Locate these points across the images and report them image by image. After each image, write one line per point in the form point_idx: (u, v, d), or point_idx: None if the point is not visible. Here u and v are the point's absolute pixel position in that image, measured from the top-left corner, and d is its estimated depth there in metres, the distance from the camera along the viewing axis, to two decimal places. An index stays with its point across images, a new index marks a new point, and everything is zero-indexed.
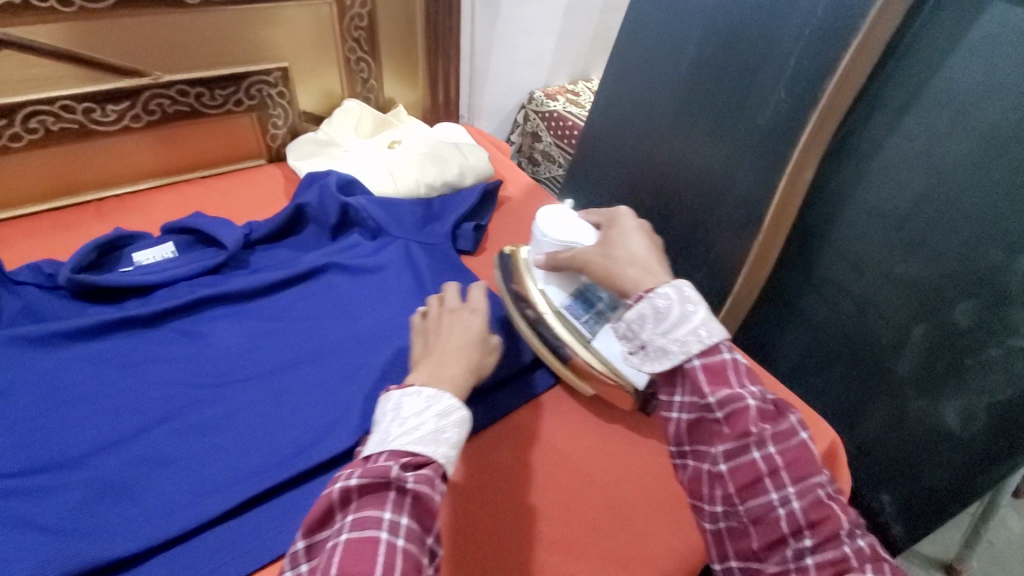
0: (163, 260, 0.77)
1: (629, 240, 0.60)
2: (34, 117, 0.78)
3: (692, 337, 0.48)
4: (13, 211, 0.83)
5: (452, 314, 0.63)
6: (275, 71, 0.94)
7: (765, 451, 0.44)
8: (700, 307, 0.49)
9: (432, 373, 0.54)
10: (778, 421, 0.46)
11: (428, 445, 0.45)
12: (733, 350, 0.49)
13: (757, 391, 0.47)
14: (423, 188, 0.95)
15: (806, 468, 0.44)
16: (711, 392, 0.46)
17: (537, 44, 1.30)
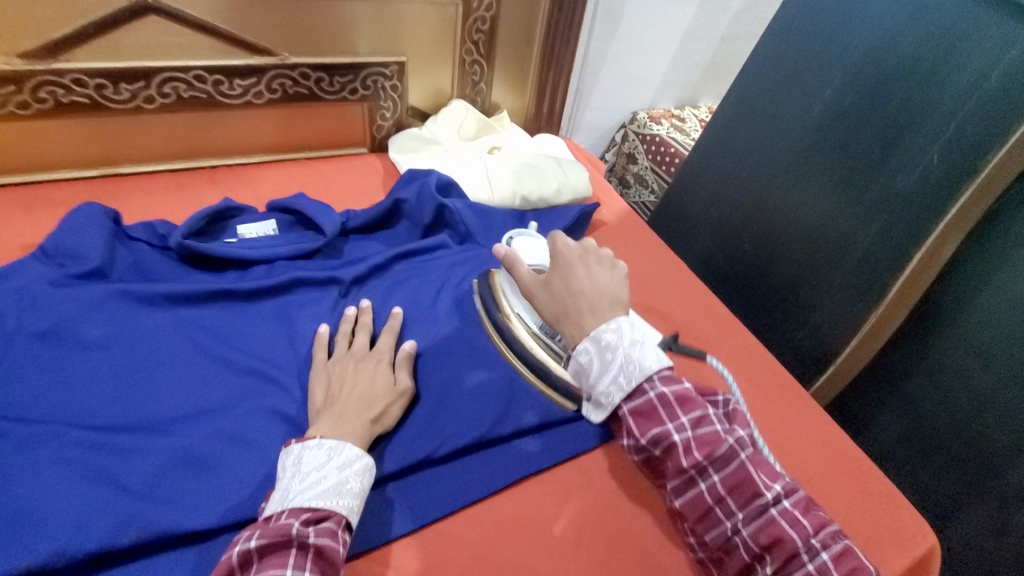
0: (264, 237, 0.79)
1: (581, 271, 0.58)
2: (168, 82, 0.81)
3: (613, 386, 0.52)
4: (136, 166, 0.88)
5: (357, 361, 0.64)
6: (393, 65, 0.95)
7: (708, 481, 0.51)
8: (619, 353, 0.52)
9: (331, 423, 0.56)
10: (716, 447, 0.51)
11: (330, 499, 0.49)
12: (658, 384, 0.52)
13: (691, 419, 0.51)
14: (518, 201, 0.93)
15: (745, 490, 0.50)
16: (642, 434, 0.51)
17: (649, 65, 1.25)
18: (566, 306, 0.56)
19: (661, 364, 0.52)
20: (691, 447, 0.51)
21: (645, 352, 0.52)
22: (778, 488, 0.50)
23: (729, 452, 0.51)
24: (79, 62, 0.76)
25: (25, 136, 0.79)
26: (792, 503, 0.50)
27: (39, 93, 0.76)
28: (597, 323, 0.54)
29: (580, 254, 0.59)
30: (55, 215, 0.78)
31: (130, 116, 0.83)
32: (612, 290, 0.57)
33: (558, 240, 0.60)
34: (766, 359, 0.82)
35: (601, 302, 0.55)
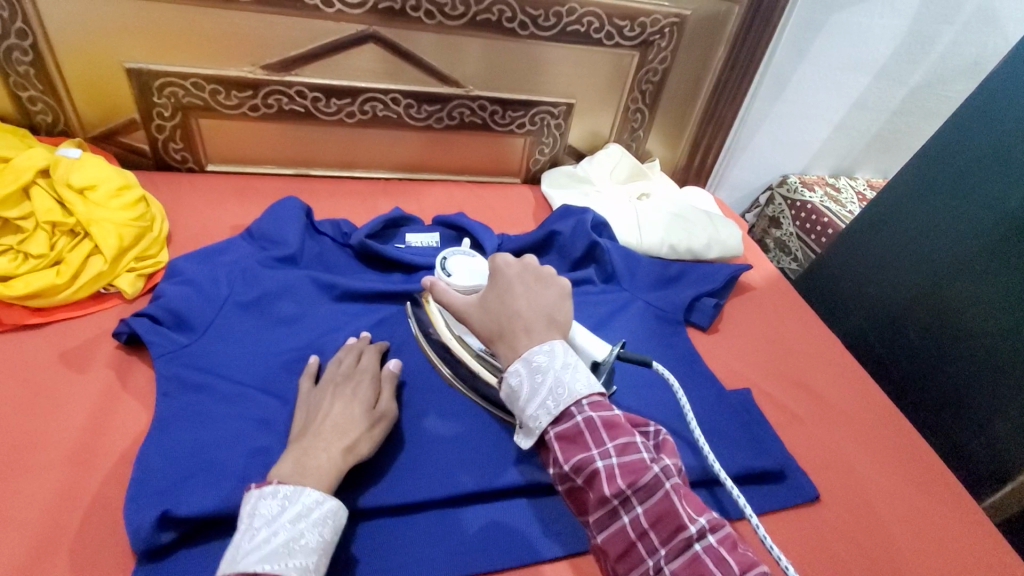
0: (428, 248, 0.85)
1: (518, 289, 0.51)
2: (369, 102, 0.92)
3: (542, 409, 0.45)
4: (325, 170, 0.98)
5: (335, 385, 0.59)
6: (562, 106, 1.01)
7: (630, 513, 0.41)
8: (549, 375, 0.45)
9: (297, 461, 0.50)
10: (643, 472, 0.42)
11: (278, 561, 0.43)
12: (586, 408, 0.44)
13: (617, 444, 0.42)
14: (664, 249, 0.93)
15: (670, 523, 0.40)
16: (564, 460, 0.43)
17: (810, 131, 1.22)
18: (498, 328, 0.50)
19: (593, 389, 0.45)
20: (614, 474, 0.42)
21: (577, 374, 0.46)
22: (704, 521, 0.40)
23: (655, 481, 0.41)
24: (305, 77, 0.88)
25: (248, 133, 0.92)
26: (719, 539, 0.40)
27: (268, 100, 0.88)
28: (530, 345, 0.47)
29: (520, 271, 0.53)
30: (258, 205, 0.89)
31: (332, 128, 0.94)
32: (556, 318, 0.50)
33: (501, 256, 0.54)
34: (932, 460, 0.73)
35: (528, 322, 0.49)
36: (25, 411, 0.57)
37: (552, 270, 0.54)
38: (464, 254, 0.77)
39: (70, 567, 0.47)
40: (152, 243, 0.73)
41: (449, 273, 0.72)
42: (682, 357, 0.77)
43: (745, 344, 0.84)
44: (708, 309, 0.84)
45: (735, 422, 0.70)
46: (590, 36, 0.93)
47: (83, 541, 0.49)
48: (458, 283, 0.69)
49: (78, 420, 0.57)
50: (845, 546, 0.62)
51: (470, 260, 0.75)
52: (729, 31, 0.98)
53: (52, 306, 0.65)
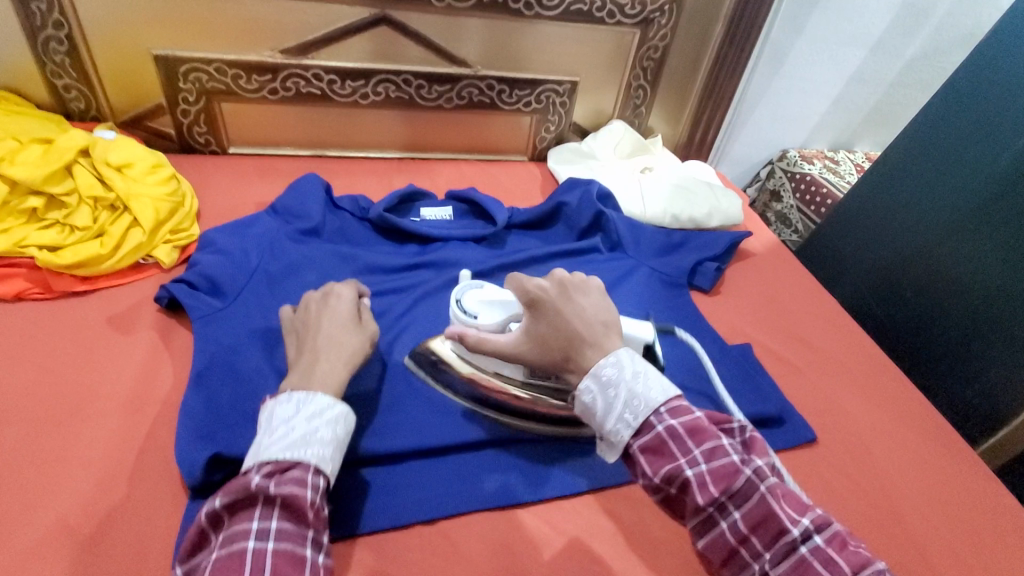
0: (442, 220, 0.90)
1: (567, 305, 0.53)
2: (382, 83, 0.96)
3: (619, 423, 0.47)
4: (340, 150, 1.03)
5: (318, 305, 0.61)
6: (567, 84, 1.05)
7: (729, 518, 0.44)
8: (621, 388, 0.48)
9: (304, 374, 0.53)
10: (734, 478, 0.44)
11: (298, 450, 0.47)
12: (666, 416, 0.47)
13: (704, 451, 0.45)
14: (668, 218, 0.97)
15: (772, 527, 0.43)
16: (654, 473, 0.46)
17: (809, 105, 1.25)
18: (563, 352, 0.53)
19: (667, 395, 0.48)
20: (706, 482, 0.44)
21: (648, 382, 0.48)
22: (805, 521, 0.43)
23: (748, 486, 0.44)
24: (320, 60, 0.92)
25: (267, 116, 0.96)
26: (825, 537, 0.42)
27: (286, 83, 0.93)
28: (597, 358, 0.50)
29: (559, 289, 0.55)
30: (280, 183, 0.93)
31: (346, 110, 0.98)
32: (603, 321, 0.53)
33: (530, 281, 0.55)
34: (924, 405, 0.77)
35: (590, 337, 0.51)
36: (80, 366, 0.62)
37: (580, 274, 0.57)
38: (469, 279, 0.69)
39: (132, 498, 0.53)
40: (185, 217, 0.77)
41: (471, 314, 0.64)
42: (686, 318, 0.81)
43: (747, 305, 0.88)
44: (710, 272, 0.88)
45: (737, 373, 0.74)
46: (592, 14, 0.97)
47: (142, 476, 0.54)
48: (486, 322, 0.62)
49: (129, 374, 0.62)
50: (841, 482, 0.66)
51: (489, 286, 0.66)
52: (727, 7, 1.01)
53: (97, 274, 0.69)
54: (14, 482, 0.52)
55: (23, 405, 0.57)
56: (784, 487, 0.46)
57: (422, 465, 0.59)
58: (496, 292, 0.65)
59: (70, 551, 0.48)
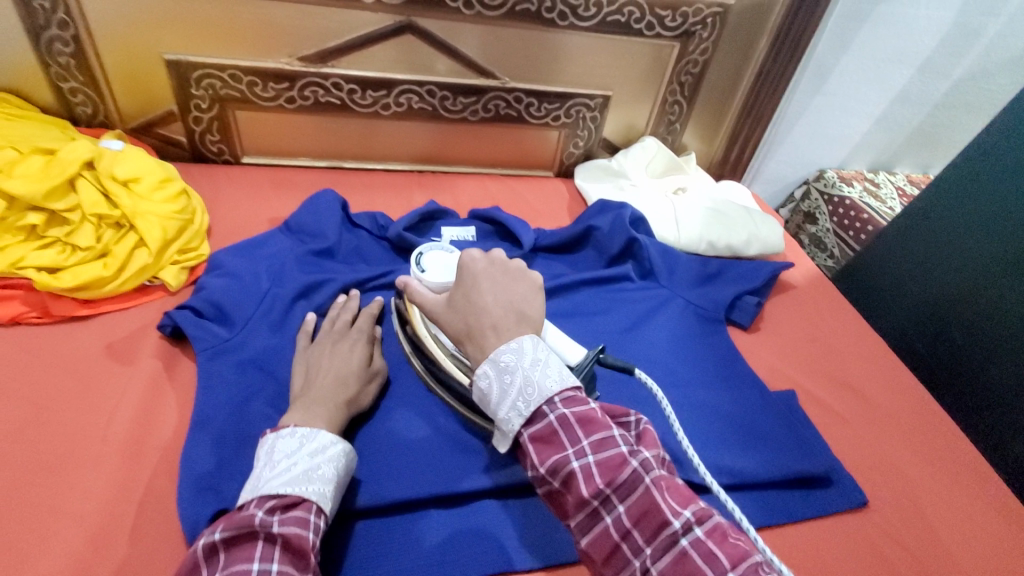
0: (465, 242, 0.85)
1: (483, 287, 0.51)
2: (404, 94, 0.91)
3: (511, 411, 0.44)
4: (359, 162, 0.98)
5: (335, 343, 0.62)
6: (599, 98, 0.99)
7: (612, 513, 0.40)
8: (518, 375, 0.45)
9: (306, 414, 0.52)
10: (618, 468, 0.41)
11: (300, 485, 0.45)
12: (559, 406, 0.43)
13: (593, 442, 0.42)
14: (703, 245, 0.91)
15: (654, 519, 0.39)
16: (540, 463, 0.42)
17: (850, 125, 1.19)
18: (466, 326, 0.50)
19: (563, 385, 0.45)
20: (592, 473, 0.41)
21: (547, 371, 0.45)
22: (687, 512, 0.39)
23: (634, 477, 0.40)
24: (341, 68, 0.87)
25: (283, 125, 0.92)
26: (706, 531, 0.38)
27: (305, 92, 0.88)
28: (498, 345, 0.47)
29: (486, 266, 0.52)
30: (295, 197, 0.89)
31: (367, 121, 0.93)
32: (519, 309, 0.50)
33: (468, 252, 0.53)
34: (981, 463, 0.71)
35: (494, 321, 0.48)
36: (76, 401, 0.57)
37: (520, 261, 0.55)
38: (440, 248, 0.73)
39: (125, 558, 0.48)
40: (193, 236, 0.73)
41: (423, 269, 0.67)
42: (723, 357, 0.76)
43: (788, 343, 0.83)
44: (750, 307, 0.83)
45: (780, 423, 0.69)
46: (630, 26, 0.91)
47: (137, 532, 0.50)
48: (429, 279, 0.65)
49: (127, 412, 0.57)
50: (896, 552, 0.61)
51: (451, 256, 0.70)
52: (773, 21, 0.96)
53: (100, 298, 0.65)
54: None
55: (12, 447, 0.53)
56: (676, 481, 0.42)
57: (442, 520, 0.54)
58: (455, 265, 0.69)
59: None
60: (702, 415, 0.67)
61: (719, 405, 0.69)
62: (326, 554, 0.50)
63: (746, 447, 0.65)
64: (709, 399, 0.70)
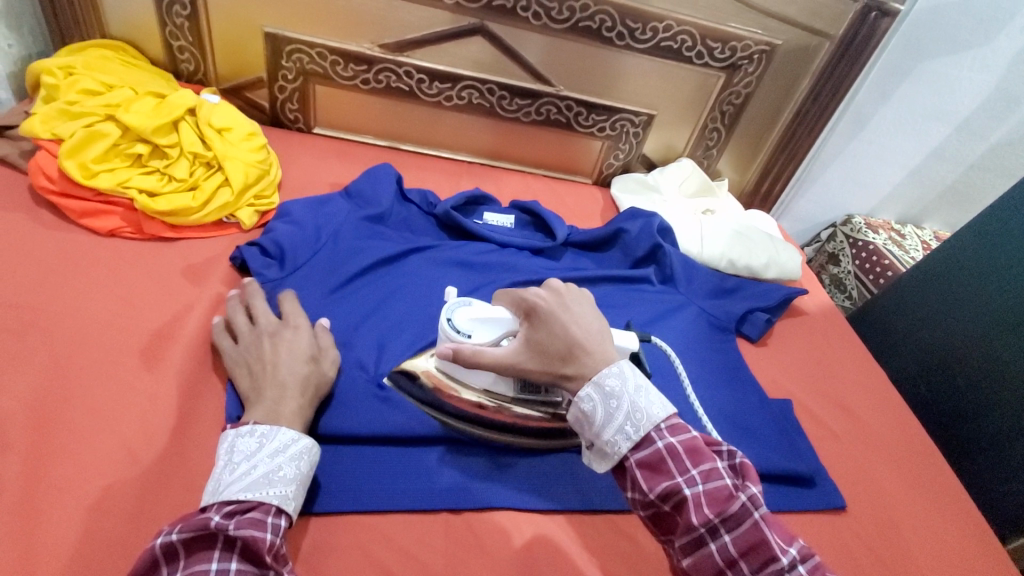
0: (503, 228, 0.92)
1: (564, 314, 0.55)
2: (467, 89, 1.00)
3: (619, 434, 0.48)
4: (416, 146, 1.07)
5: (269, 336, 0.61)
6: (643, 116, 1.07)
7: (718, 541, 0.45)
8: (623, 400, 0.49)
9: (268, 411, 0.54)
10: (728, 502, 0.45)
11: (261, 489, 0.48)
12: (665, 433, 0.48)
13: (702, 472, 0.46)
14: (724, 262, 0.97)
15: (761, 553, 0.43)
16: (650, 488, 0.47)
17: (882, 173, 1.24)
18: (561, 355, 0.53)
19: (666, 412, 0.49)
20: (701, 502, 0.45)
21: (649, 397, 0.50)
22: (793, 551, 0.44)
23: (743, 511, 0.45)
24: (414, 59, 0.97)
25: (354, 103, 1.01)
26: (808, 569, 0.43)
27: (379, 76, 0.98)
28: (598, 370, 0.51)
29: (555, 296, 0.56)
30: (355, 167, 0.98)
31: (430, 109, 1.03)
32: (596, 329, 0.54)
33: (531, 290, 0.57)
34: (962, 495, 0.75)
35: (586, 344, 0.53)
36: (156, 304, 0.66)
37: (575, 287, 0.59)
38: (455, 300, 0.62)
39: (186, 434, 0.56)
40: (268, 185, 0.82)
41: (463, 331, 0.58)
42: (728, 364, 0.81)
43: (791, 361, 0.87)
44: (760, 323, 0.88)
45: (773, 426, 0.74)
46: (681, 53, 0.99)
47: (196, 419, 0.58)
48: (478, 339, 0.58)
49: (195, 320, 0.66)
50: (865, 555, 0.65)
51: (480, 299, 0.61)
52: (816, 65, 1.03)
53: (184, 224, 0.75)
54: (84, 402, 0.56)
55: (100, 333, 0.61)
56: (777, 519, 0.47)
57: (455, 455, 0.61)
58: (480, 303, 0.61)
59: (124, 477, 0.52)
60: (700, 410, 0.73)
61: (717, 403, 0.74)
62: (351, 465, 0.58)
63: (739, 441, 0.70)
64: (709, 396, 0.75)
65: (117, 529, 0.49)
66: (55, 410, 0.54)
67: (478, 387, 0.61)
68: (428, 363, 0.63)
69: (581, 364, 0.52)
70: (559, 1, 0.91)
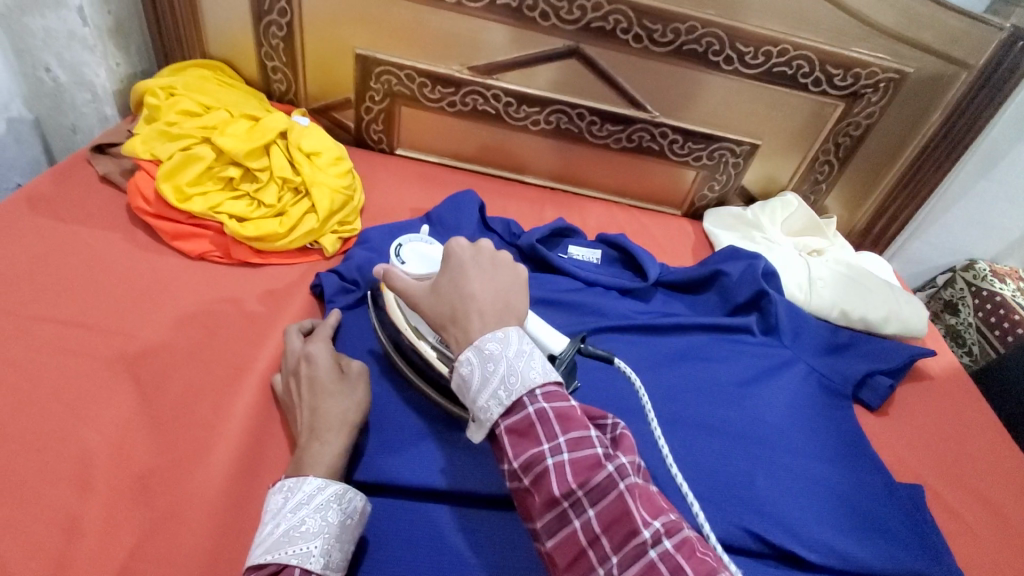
0: (589, 263, 0.86)
1: (471, 273, 0.50)
2: (556, 113, 0.95)
3: (492, 400, 0.43)
4: (497, 170, 1.03)
5: (296, 372, 0.57)
6: (745, 145, 0.98)
7: (582, 516, 0.39)
8: (501, 364, 0.44)
9: (300, 460, 0.49)
10: (593, 471, 0.40)
11: (280, 551, 0.43)
12: (539, 399, 0.43)
13: (568, 439, 0.41)
14: (834, 313, 0.86)
15: (625, 526, 0.38)
16: (514, 457, 0.42)
17: (1018, 217, 1.08)
18: (450, 313, 0.49)
19: (547, 379, 0.44)
20: (564, 473, 0.40)
21: (532, 363, 0.44)
22: (658, 524, 0.38)
23: (609, 481, 0.39)
24: (503, 82, 0.93)
25: (439, 126, 0.99)
26: (674, 544, 0.37)
27: (466, 98, 0.94)
28: (484, 332, 0.46)
29: (475, 254, 0.52)
30: (435, 192, 0.95)
31: (516, 134, 0.98)
32: (497, 295, 0.49)
33: (453, 242, 0.52)
34: None
35: (479, 305, 0.48)
36: (237, 333, 0.65)
37: (510, 254, 0.53)
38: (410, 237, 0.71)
39: (260, 480, 0.53)
40: (352, 212, 0.80)
41: (402, 261, 0.66)
42: (844, 436, 0.71)
43: (915, 436, 0.77)
44: (880, 389, 0.78)
45: (901, 522, 0.64)
46: (796, 79, 0.90)
47: (270, 463, 0.55)
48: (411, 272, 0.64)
49: (273, 353, 0.63)
50: None
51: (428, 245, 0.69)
52: (951, 97, 0.91)
53: (270, 250, 0.73)
54: (164, 436, 0.54)
55: (182, 361, 0.60)
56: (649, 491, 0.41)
57: None
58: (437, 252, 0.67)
59: (196, 524, 0.49)
60: (813, 492, 0.64)
61: (833, 483, 0.66)
62: (427, 530, 0.53)
63: (858, 534, 0.62)
64: (824, 476, 0.66)
65: None
66: (134, 445, 0.53)
67: (408, 324, 0.60)
68: (388, 291, 0.63)
69: (465, 326, 0.47)
70: (663, 23, 0.85)
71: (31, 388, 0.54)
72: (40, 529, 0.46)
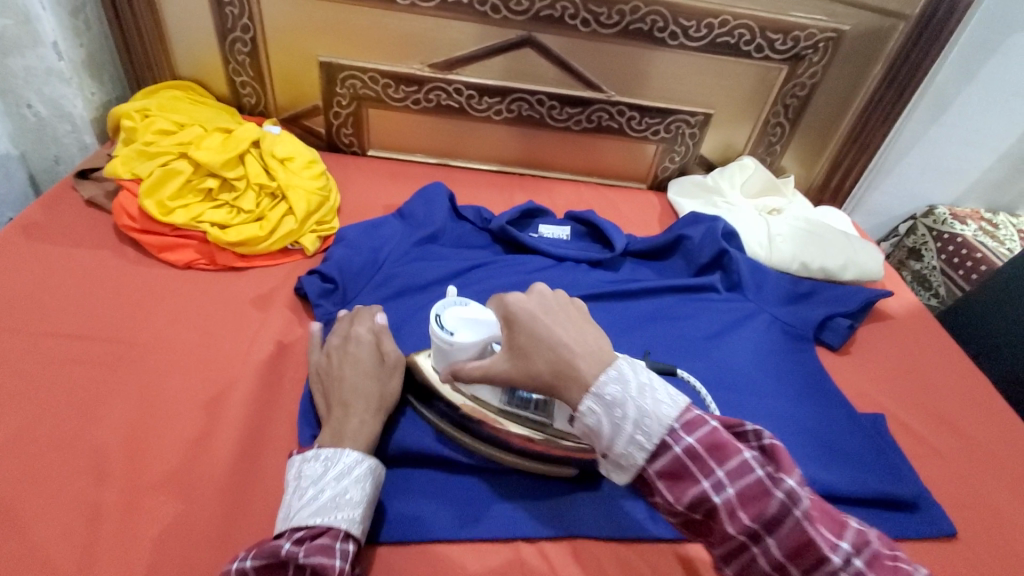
0: (559, 240, 0.91)
1: (549, 322, 0.47)
2: (517, 101, 1.00)
3: (631, 446, 0.41)
4: (466, 162, 1.07)
5: (341, 352, 0.61)
6: (700, 115, 1.02)
7: (721, 499, 0.40)
8: (628, 406, 0.42)
9: (335, 430, 0.54)
10: (726, 456, 0.40)
11: (329, 514, 0.48)
12: (677, 428, 0.41)
13: (697, 434, 0.41)
14: (796, 265, 0.91)
15: (765, 500, 0.39)
16: (647, 463, 0.41)
17: (968, 159, 1.13)
18: (550, 369, 0.45)
19: (677, 406, 0.42)
20: (699, 464, 0.40)
21: (654, 396, 0.42)
22: (793, 486, 0.39)
23: (742, 462, 0.40)
24: (463, 76, 0.97)
25: (407, 124, 1.03)
26: (813, 501, 0.39)
27: (430, 95, 0.99)
28: (595, 376, 0.43)
29: (538, 301, 0.49)
30: (409, 187, 0.99)
31: (480, 125, 1.03)
32: (582, 339, 0.46)
33: (510, 295, 0.49)
34: None
35: (588, 360, 0.44)
36: (230, 331, 0.69)
37: (563, 290, 0.51)
38: None
39: (262, 459, 0.58)
40: (329, 211, 0.84)
41: None
42: (807, 375, 0.76)
43: (880, 370, 0.82)
44: (840, 330, 0.83)
45: (864, 446, 0.69)
46: (740, 48, 0.94)
47: (269, 445, 0.59)
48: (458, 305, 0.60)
49: (265, 346, 0.68)
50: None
51: None
52: (889, 49, 0.96)
53: (253, 253, 0.77)
54: (172, 431, 0.58)
55: (182, 363, 0.64)
56: (819, 506, 0.41)
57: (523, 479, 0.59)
58: None
59: (209, 503, 0.54)
60: (780, 427, 0.69)
61: (797, 418, 0.70)
62: (413, 492, 0.57)
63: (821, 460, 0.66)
64: (790, 412, 0.71)
65: (206, 557, 0.50)
66: (142, 438, 0.57)
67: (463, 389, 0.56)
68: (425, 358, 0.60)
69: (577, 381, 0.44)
70: (608, 5, 0.89)
71: (44, 399, 0.59)
72: (67, 522, 0.50)
